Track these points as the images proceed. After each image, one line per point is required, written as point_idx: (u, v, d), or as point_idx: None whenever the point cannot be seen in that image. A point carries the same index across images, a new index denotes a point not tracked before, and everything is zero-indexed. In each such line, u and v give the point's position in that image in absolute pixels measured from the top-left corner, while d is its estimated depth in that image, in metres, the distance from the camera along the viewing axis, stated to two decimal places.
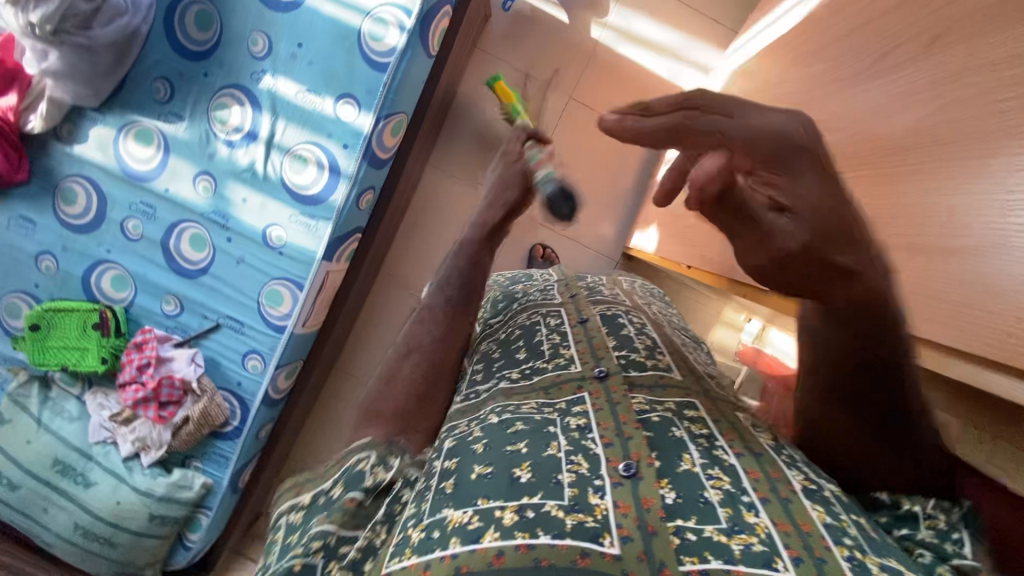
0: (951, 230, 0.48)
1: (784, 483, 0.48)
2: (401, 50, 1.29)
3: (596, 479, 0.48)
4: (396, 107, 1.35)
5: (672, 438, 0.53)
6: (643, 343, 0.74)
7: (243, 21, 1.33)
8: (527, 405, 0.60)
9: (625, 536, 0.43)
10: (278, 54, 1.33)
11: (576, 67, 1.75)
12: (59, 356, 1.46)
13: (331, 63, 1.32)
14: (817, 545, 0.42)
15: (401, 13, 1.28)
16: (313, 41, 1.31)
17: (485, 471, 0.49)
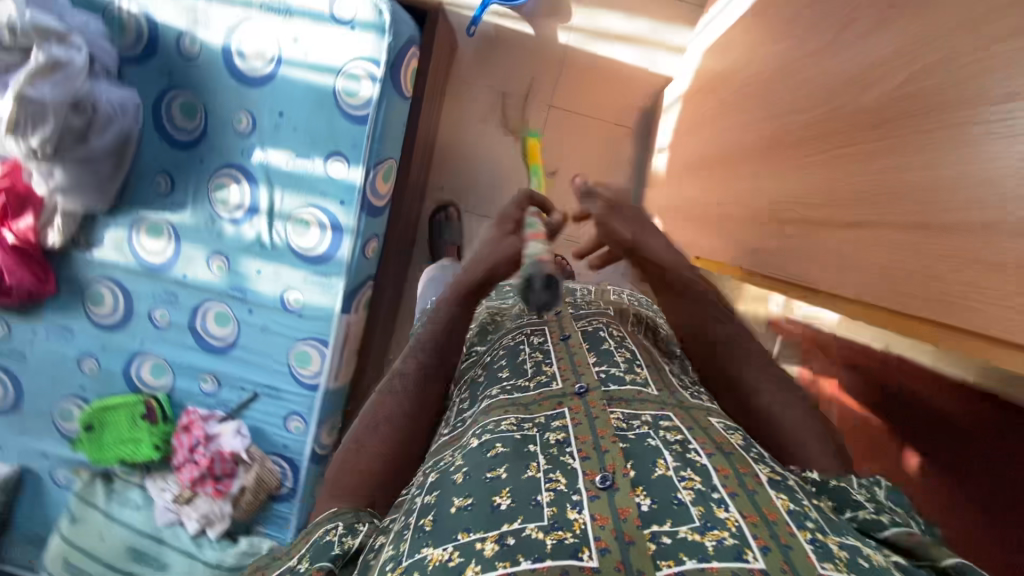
0: (952, 186, 0.53)
1: (750, 477, 0.54)
2: (376, 100, 1.33)
3: (574, 493, 0.51)
4: (382, 154, 1.40)
5: (649, 447, 0.58)
6: (622, 356, 0.78)
7: (226, 103, 1.38)
8: (504, 422, 0.64)
9: (603, 548, 0.46)
10: (262, 127, 1.38)
11: (551, 75, 1.76)
12: (115, 451, 1.53)
13: (314, 126, 1.36)
14: (782, 533, 0.47)
15: (372, 65, 1.32)
16: (294, 109, 1.36)
17: (464, 503, 0.52)
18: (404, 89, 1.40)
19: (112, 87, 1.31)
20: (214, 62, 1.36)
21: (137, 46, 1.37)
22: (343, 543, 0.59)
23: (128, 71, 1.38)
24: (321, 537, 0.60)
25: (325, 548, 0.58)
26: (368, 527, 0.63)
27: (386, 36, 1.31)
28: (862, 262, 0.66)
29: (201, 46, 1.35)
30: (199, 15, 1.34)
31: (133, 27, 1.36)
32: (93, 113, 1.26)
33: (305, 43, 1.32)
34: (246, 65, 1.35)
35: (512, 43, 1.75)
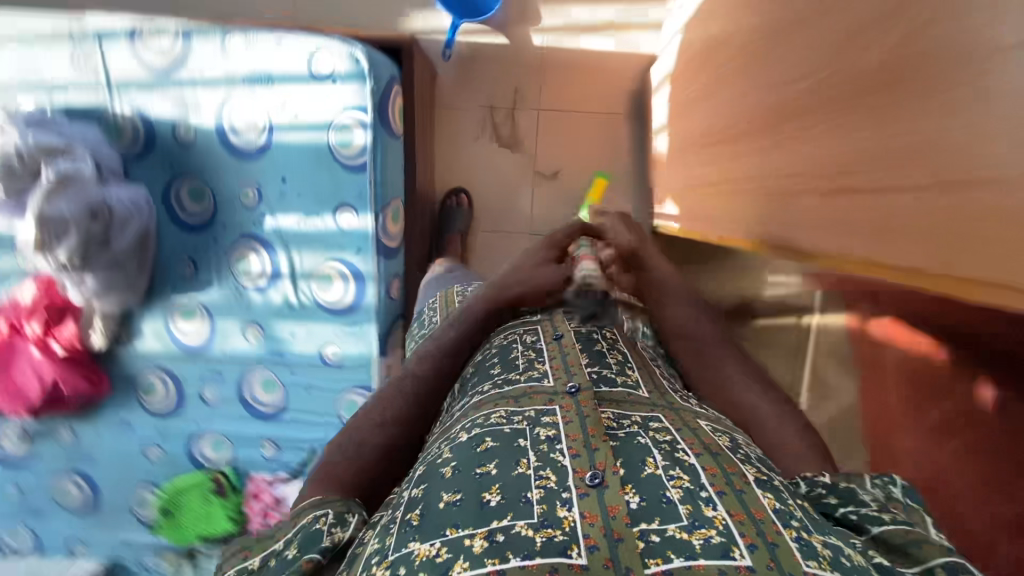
0: (963, 134, 0.52)
1: (738, 476, 0.55)
2: (371, 146, 1.35)
3: (564, 491, 0.53)
4: (387, 197, 1.42)
5: (638, 445, 0.60)
6: (614, 359, 0.83)
7: (230, 179, 1.41)
8: (493, 415, 0.67)
9: (592, 545, 0.47)
10: (269, 195, 1.41)
11: (534, 78, 1.75)
12: (195, 529, 1.60)
13: (317, 183, 1.38)
14: (768, 531, 0.47)
15: (359, 113, 1.33)
16: (295, 171, 1.38)
17: (453, 498, 0.53)
18: (394, 129, 1.42)
19: (122, 188, 1.35)
20: (211, 143, 1.39)
21: (137, 145, 1.40)
22: (332, 533, 0.59)
23: (133, 169, 1.42)
24: (311, 523, 0.60)
25: (314, 536, 0.58)
26: (357, 516, 0.63)
27: (368, 82, 1.32)
28: (877, 221, 0.65)
29: (196, 131, 1.38)
30: (188, 100, 1.37)
31: (129, 129, 1.39)
32: (109, 217, 1.30)
33: (293, 104, 1.34)
34: (242, 139, 1.38)
35: (489, 57, 1.74)
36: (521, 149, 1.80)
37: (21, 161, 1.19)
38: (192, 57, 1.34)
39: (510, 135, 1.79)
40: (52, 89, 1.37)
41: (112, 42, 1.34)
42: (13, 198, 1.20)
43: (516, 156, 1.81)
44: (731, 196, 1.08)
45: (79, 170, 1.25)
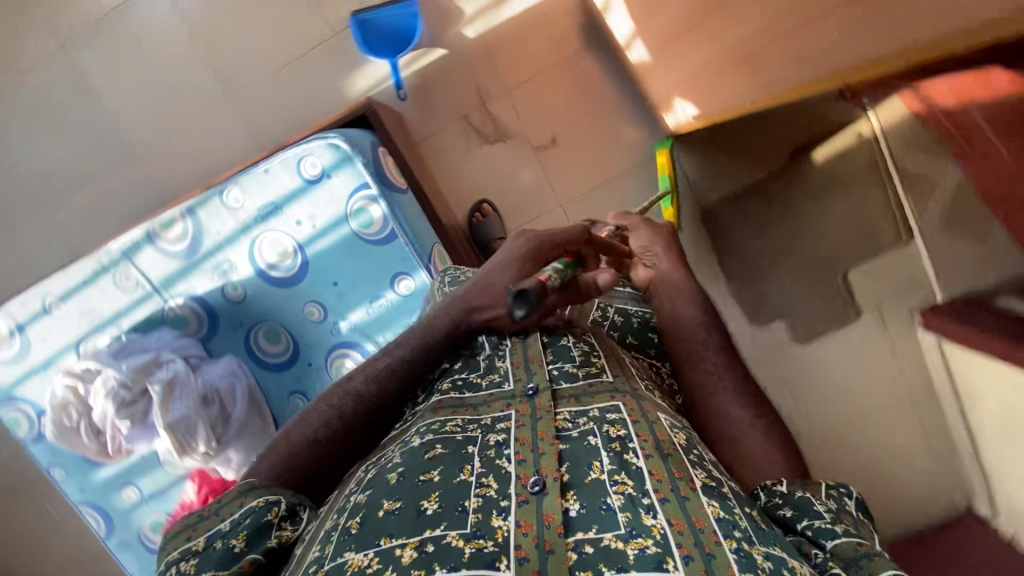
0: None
1: (684, 482, 0.64)
2: (390, 211, 1.30)
3: (502, 500, 0.64)
4: (426, 247, 1.35)
5: (587, 447, 0.70)
6: (582, 352, 0.89)
7: (294, 305, 1.38)
8: (449, 424, 0.77)
9: (523, 556, 0.57)
10: (331, 304, 1.37)
11: (488, 63, 1.65)
12: None
13: (363, 269, 1.33)
14: (707, 542, 0.57)
15: (360, 191, 1.29)
16: (339, 272, 1.34)
17: (393, 506, 0.64)
18: (397, 185, 1.35)
19: (213, 364, 1.37)
20: (260, 287, 1.37)
21: (208, 327, 1.41)
22: (278, 531, 0.65)
23: (213, 345, 1.42)
24: (262, 514, 0.65)
25: (263, 529, 0.64)
26: (308, 511, 0.70)
27: (359, 159, 1.28)
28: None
29: (243, 286, 1.37)
30: (222, 267, 1.36)
31: (191, 315, 1.39)
32: (219, 397, 1.33)
33: (305, 217, 1.31)
34: (286, 269, 1.35)
35: (440, 76, 1.66)
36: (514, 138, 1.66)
37: (130, 391, 1.26)
38: (206, 228, 1.35)
39: (492, 131, 1.67)
40: (114, 318, 1.38)
41: (137, 254, 1.37)
42: (138, 422, 1.28)
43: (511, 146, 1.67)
44: (763, 59, 0.93)
45: (176, 371, 1.30)
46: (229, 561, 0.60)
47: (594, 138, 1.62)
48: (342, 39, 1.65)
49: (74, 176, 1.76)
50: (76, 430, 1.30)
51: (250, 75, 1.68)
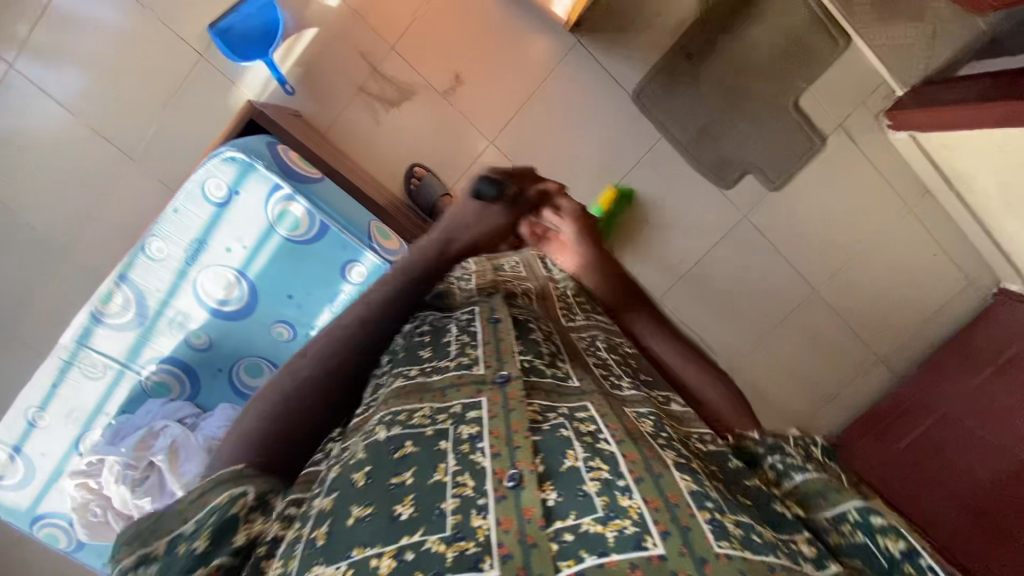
0: None
1: (657, 460, 0.52)
2: (313, 205, 1.12)
3: (480, 497, 0.48)
4: (362, 226, 1.15)
5: (559, 438, 0.54)
6: (547, 349, 0.69)
7: (261, 337, 1.21)
8: (417, 414, 0.57)
9: (506, 554, 0.44)
10: (297, 322, 1.19)
11: (362, 18, 1.39)
12: None
13: (309, 272, 1.15)
14: (682, 515, 0.47)
15: (278, 192, 1.11)
16: (289, 283, 1.16)
17: (362, 512, 0.48)
18: (311, 175, 1.16)
19: (212, 416, 1.22)
20: (222, 327, 1.21)
21: (192, 385, 1.26)
22: (248, 526, 0.51)
23: (203, 399, 1.27)
24: (225, 511, 0.50)
25: (231, 525, 0.50)
26: (282, 498, 0.55)
27: (260, 162, 1.10)
28: None
29: (207, 332, 1.21)
30: (177, 318, 1.20)
31: (172, 378, 1.25)
32: None
33: (234, 241, 1.14)
34: (237, 300, 1.19)
35: (319, 45, 1.40)
36: (414, 98, 1.45)
37: (138, 469, 1.13)
38: (145, 287, 1.18)
39: (393, 92, 1.44)
40: (99, 408, 1.23)
41: (91, 339, 1.20)
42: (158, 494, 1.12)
43: (415, 107, 1.45)
44: None
45: (174, 436, 1.15)
46: (191, 569, 0.48)
47: (496, 79, 1.45)
48: (210, 61, 1.40)
49: (9, 310, 1.42)
50: (106, 521, 1.16)
51: (161, 130, 1.43)
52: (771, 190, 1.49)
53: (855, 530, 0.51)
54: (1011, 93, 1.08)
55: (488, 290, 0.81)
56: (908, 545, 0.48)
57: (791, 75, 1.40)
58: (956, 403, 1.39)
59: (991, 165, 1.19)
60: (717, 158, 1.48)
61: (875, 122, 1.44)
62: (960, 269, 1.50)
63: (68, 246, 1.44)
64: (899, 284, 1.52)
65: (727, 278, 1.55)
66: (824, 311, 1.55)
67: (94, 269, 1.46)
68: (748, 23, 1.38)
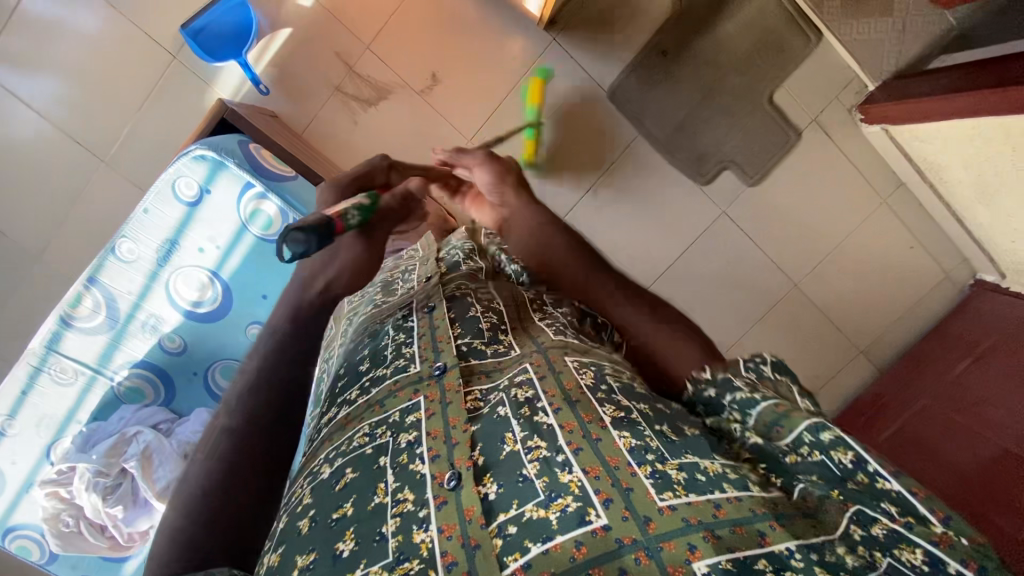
0: None
1: (594, 423, 0.52)
2: (283, 202, 1.15)
3: (421, 509, 0.47)
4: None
5: (497, 420, 0.54)
6: (487, 322, 0.70)
7: (236, 337, 1.23)
8: (356, 437, 0.56)
9: (450, 562, 0.43)
10: None
11: (336, 17, 1.39)
12: None
13: (283, 268, 1.19)
14: (623, 477, 0.47)
15: (251, 190, 1.14)
16: (267, 281, 1.20)
17: (306, 561, 0.46)
18: (284, 173, 1.16)
19: (187, 421, 1.20)
20: (195, 330, 1.21)
21: (166, 390, 1.24)
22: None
23: (178, 405, 1.26)
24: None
25: None
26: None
27: (232, 161, 1.11)
28: None
29: (180, 335, 1.21)
30: (149, 321, 1.20)
31: (145, 384, 1.23)
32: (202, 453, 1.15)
33: (207, 241, 1.16)
34: (211, 301, 1.20)
35: (294, 44, 1.40)
36: (391, 98, 1.46)
37: (109, 476, 1.10)
38: (115, 290, 1.17)
39: (369, 91, 1.45)
40: (69, 416, 1.20)
41: (60, 344, 1.17)
42: (133, 504, 1.10)
43: (392, 106, 1.46)
44: None
45: (147, 441, 1.13)
46: None
47: (471, 79, 1.46)
48: (183, 61, 1.39)
49: None
50: (79, 531, 1.11)
51: (134, 132, 1.41)
52: (748, 185, 1.50)
53: (812, 451, 0.49)
54: (978, 82, 1.08)
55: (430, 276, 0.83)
56: (858, 455, 0.47)
57: (764, 70, 1.41)
58: (936, 392, 1.36)
59: (959, 155, 1.21)
60: (693, 154, 1.48)
61: (848, 116, 1.45)
62: (936, 261, 1.52)
63: (41, 252, 1.41)
64: (876, 276, 1.53)
65: (706, 273, 1.56)
66: (804, 303, 1.56)
67: (68, 274, 1.43)
68: (721, 19, 1.39)
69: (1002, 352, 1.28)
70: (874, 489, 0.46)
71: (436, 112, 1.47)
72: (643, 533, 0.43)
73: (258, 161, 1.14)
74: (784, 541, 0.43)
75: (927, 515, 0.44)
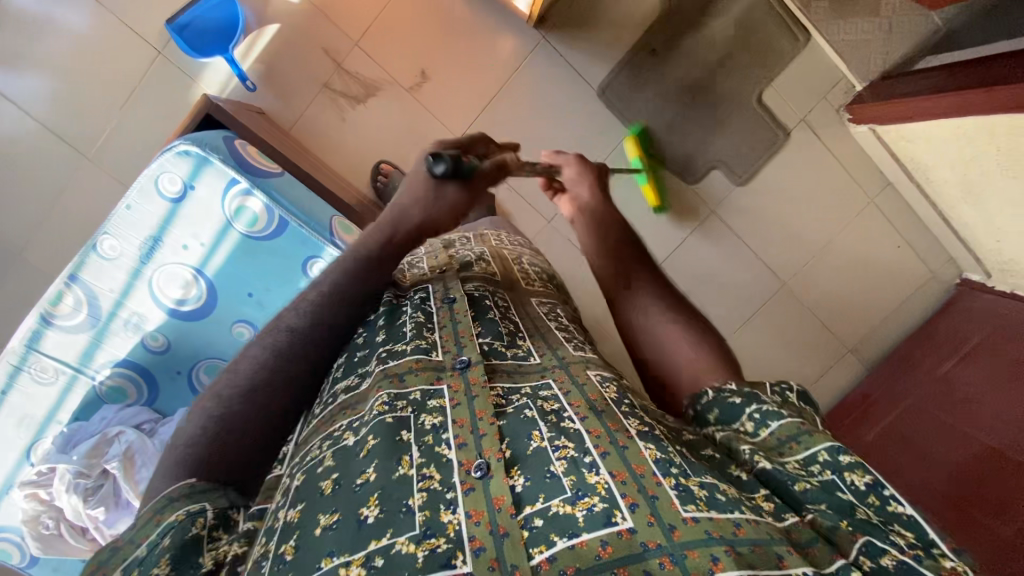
0: None
1: (622, 432, 0.51)
2: (270, 199, 1.13)
3: (448, 491, 0.46)
4: (324, 221, 1.17)
5: (524, 420, 0.53)
6: (506, 328, 0.69)
7: (221, 335, 1.21)
8: (374, 404, 0.53)
9: (478, 547, 0.42)
10: (261, 320, 1.21)
11: (325, 13, 1.39)
12: None
13: (268, 266, 1.17)
14: (649, 485, 0.46)
15: (236, 186, 1.12)
16: (253, 281, 1.18)
17: (330, 521, 0.45)
18: (270, 170, 1.16)
19: (171, 421, 1.18)
20: (179, 329, 1.19)
21: (150, 389, 1.23)
22: (212, 547, 0.48)
23: (161, 405, 1.24)
24: (185, 529, 0.48)
25: (192, 546, 0.47)
26: (244, 515, 0.53)
27: (215, 157, 1.10)
28: None
29: (163, 333, 1.19)
30: (132, 320, 1.18)
31: (128, 383, 1.21)
32: None
33: (190, 238, 1.15)
34: (196, 299, 1.18)
35: (282, 40, 1.39)
36: (380, 95, 1.45)
37: (91, 477, 1.08)
38: (97, 288, 1.15)
39: (359, 88, 1.44)
40: (50, 416, 1.17)
41: (40, 342, 1.15)
42: (113, 505, 1.08)
43: (382, 104, 1.46)
44: None
45: (130, 441, 1.11)
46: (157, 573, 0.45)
47: (462, 76, 1.45)
48: (168, 57, 1.37)
49: None
50: (59, 533, 1.08)
51: (117, 127, 1.39)
52: (738, 184, 1.51)
53: (824, 469, 0.51)
54: (962, 81, 1.08)
55: (442, 269, 0.83)
56: (874, 478, 0.48)
57: (754, 70, 1.42)
58: (923, 392, 1.36)
59: (945, 154, 1.22)
60: (684, 153, 1.49)
61: (836, 116, 1.46)
62: (923, 261, 1.53)
63: (20, 250, 1.38)
64: (865, 275, 1.54)
65: (696, 272, 1.57)
66: (793, 302, 1.56)
67: (48, 272, 1.40)
68: (709, 18, 1.39)
69: (990, 350, 1.29)
70: (885, 511, 0.47)
71: (426, 109, 1.46)
72: (668, 539, 0.42)
73: (245, 158, 1.13)
74: (802, 566, 0.42)
75: (936, 541, 0.45)
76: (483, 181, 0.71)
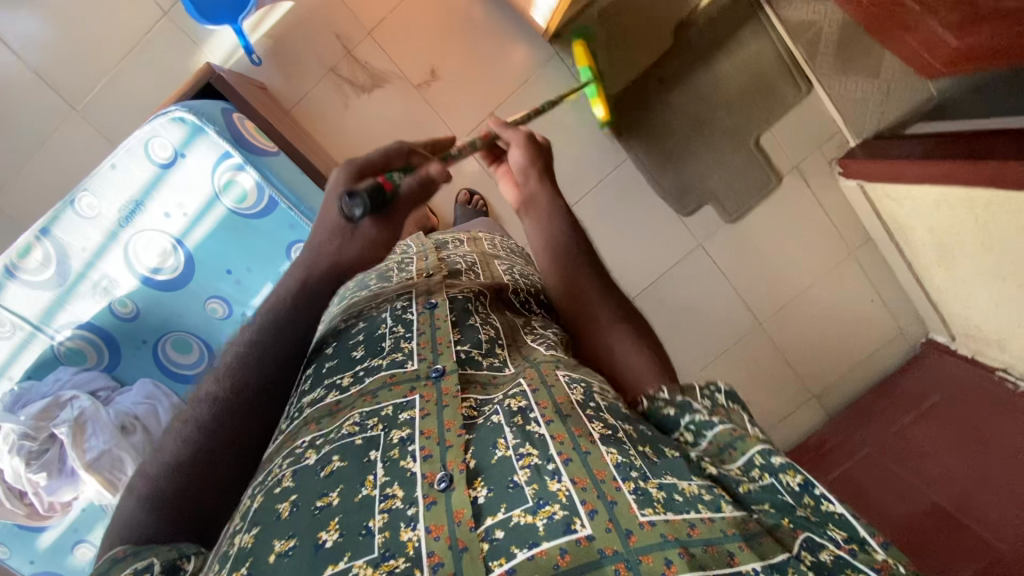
0: None
1: (585, 437, 0.51)
2: (264, 179, 1.12)
3: (410, 507, 0.46)
4: (314, 206, 1.16)
5: (491, 427, 0.52)
6: (486, 335, 0.68)
7: (193, 312, 1.19)
8: (345, 425, 0.55)
9: (436, 564, 0.42)
10: (236, 298, 1.19)
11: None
12: None
13: (252, 247, 1.16)
14: (608, 490, 0.46)
15: (229, 162, 1.10)
16: (235, 259, 1.16)
17: (285, 547, 0.44)
18: (265, 148, 1.14)
19: (128, 392, 1.15)
20: (151, 297, 1.16)
21: (110, 355, 1.18)
22: None
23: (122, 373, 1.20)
24: None
25: None
26: (195, 562, 0.50)
27: (211, 128, 1.07)
28: None
29: (133, 300, 1.16)
30: (101, 283, 1.14)
31: (88, 347, 1.16)
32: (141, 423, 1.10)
33: (174, 206, 1.12)
34: (171, 270, 1.15)
35: (295, 19, 1.37)
36: (386, 88, 1.44)
37: (36, 440, 1.02)
38: (69, 246, 1.11)
39: (365, 77, 1.43)
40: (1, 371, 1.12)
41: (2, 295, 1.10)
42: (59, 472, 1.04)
43: (387, 96, 1.44)
44: None
45: (82, 407, 1.06)
46: None
47: (469, 80, 1.45)
48: (174, 19, 1.33)
49: None
50: None
51: (113, 83, 1.35)
52: (727, 222, 1.55)
53: (762, 473, 0.50)
54: (948, 151, 1.10)
55: (430, 271, 0.83)
56: (805, 477, 0.48)
57: (753, 113, 1.45)
58: (878, 442, 1.39)
59: (924, 219, 1.27)
60: (678, 185, 1.51)
61: (827, 167, 1.51)
62: (894, 317, 1.58)
63: None
64: (838, 324, 1.59)
65: (677, 301, 1.59)
66: (766, 342, 1.60)
67: None
68: (719, 56, 1.41)
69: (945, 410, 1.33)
70: (819, 510, 0.47)
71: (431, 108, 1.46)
72: (625, 544, 0.42)
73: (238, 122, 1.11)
74: (752, 562, 0.42)
75: (867, 537, 0.45)
76: (409, 207, 0.65)
